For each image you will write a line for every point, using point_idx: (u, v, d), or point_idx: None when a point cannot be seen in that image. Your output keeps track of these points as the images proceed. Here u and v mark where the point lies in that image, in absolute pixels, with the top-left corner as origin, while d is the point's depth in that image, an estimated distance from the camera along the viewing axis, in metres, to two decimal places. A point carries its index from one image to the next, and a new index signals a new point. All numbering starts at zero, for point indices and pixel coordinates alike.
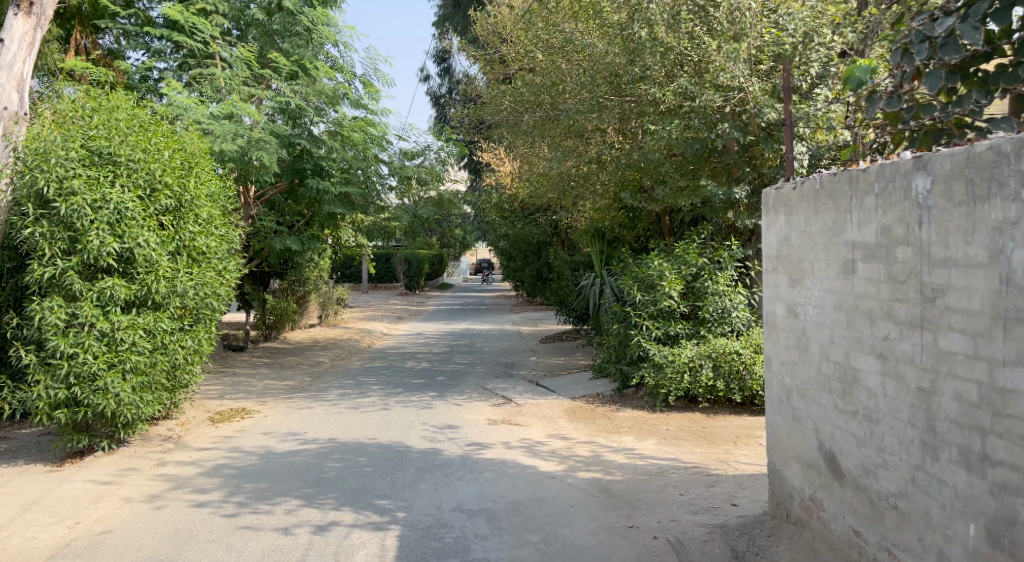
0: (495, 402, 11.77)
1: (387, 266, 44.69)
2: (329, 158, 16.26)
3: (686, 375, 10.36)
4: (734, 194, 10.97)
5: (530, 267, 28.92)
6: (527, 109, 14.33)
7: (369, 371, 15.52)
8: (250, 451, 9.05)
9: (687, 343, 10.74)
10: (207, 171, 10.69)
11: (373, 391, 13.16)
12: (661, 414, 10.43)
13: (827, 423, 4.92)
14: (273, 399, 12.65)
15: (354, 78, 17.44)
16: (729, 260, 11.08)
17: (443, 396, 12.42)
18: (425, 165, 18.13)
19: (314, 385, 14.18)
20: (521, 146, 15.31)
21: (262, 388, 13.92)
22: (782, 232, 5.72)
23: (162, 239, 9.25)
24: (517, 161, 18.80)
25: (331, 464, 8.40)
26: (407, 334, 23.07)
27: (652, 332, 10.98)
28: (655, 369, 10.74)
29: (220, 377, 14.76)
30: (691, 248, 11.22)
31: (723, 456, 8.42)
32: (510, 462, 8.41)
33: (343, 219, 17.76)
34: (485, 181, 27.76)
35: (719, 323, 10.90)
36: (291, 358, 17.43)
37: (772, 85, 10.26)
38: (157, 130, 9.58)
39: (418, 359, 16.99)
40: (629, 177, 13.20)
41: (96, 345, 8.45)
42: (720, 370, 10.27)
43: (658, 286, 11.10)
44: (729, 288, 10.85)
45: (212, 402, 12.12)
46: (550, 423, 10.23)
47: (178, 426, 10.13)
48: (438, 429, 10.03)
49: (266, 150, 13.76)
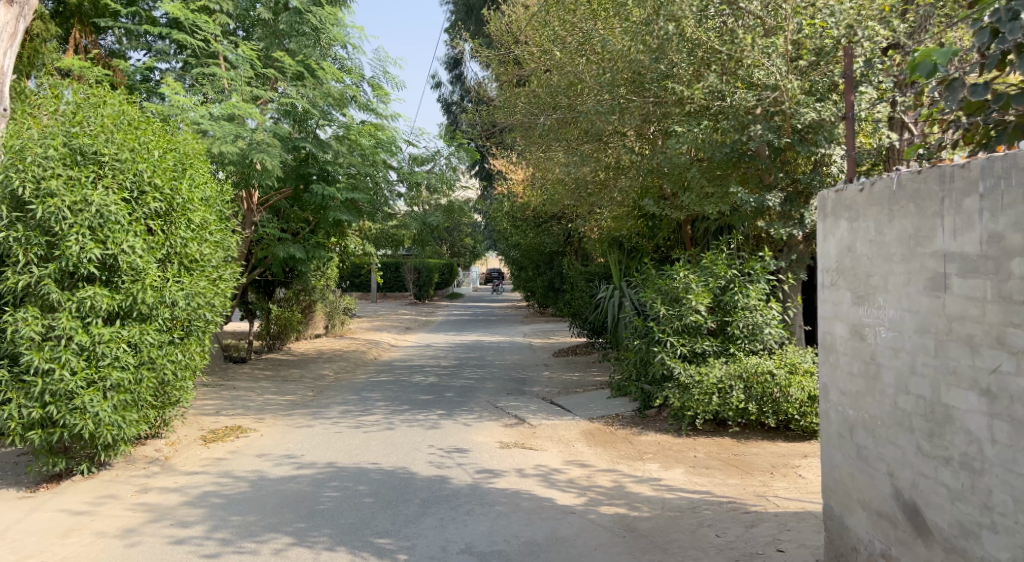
0: (507, 422, 11.02)
1: (396, 275, 43.99)
2: (336, 163, 15.59)
3: (715, 397, 9.61)
4: (767, 202, 10.20)
5: (542, 277, 28.20)
6: (543, 112, 13.61)
7: (375, 386, 14.80)
8: (242, 476, 8.31)
9: (715, 362, 9.98)
10: (203, 173, 9.95)
11: (377, 408, 12.41)
12: (688, 438, 9.65)
13: (904, 467, 4.22)
14: (272, 416, 11.92)
15: (362, 81, 16.77)
16: (761, 272, 10.34)
17: (451, 415, 11.65)
18: (436, 171, 17.44)
19: (317, 400, 13.46)
20: (537, 152, 14.55)
21: (261, 404, 13.18)
22: (842, 240, 4.98)
23: (149, 246, 8.52)
24: (532, 167, 18.08)
25: (328, 493, 7.65)
26: (415, 346, 22.32)
27: (677, 349, 10.21)
28: (680, 390, 10.00)
29: (218, 391, 14.02)
30: (719, 259, 10.48)
31: (760, 490, 7.66)
32: (525, 494, 7.65)
33: (350, 226, 17.09)
34: (497, 189, 27.08)
35: (749, 340, 10.23)
36: (293, 371, 16.71)
37: (810, 83, 9.51)
38: (146, 127, 8.86)
39: (426, 374, 16.24)
40: (652, 184, 12.42)
41: (75, 360, 7.72)
42: (753, 392, 9.51)
43: (684, 299, 10.33)
44: (761, 303, 10.12)
45: (206, 419, 11.38)
46: (568, 448, 9.47)
47: (167, 447, 9.40)
48: (446, 452, 9.27)
49: (268, 152, 13.04)
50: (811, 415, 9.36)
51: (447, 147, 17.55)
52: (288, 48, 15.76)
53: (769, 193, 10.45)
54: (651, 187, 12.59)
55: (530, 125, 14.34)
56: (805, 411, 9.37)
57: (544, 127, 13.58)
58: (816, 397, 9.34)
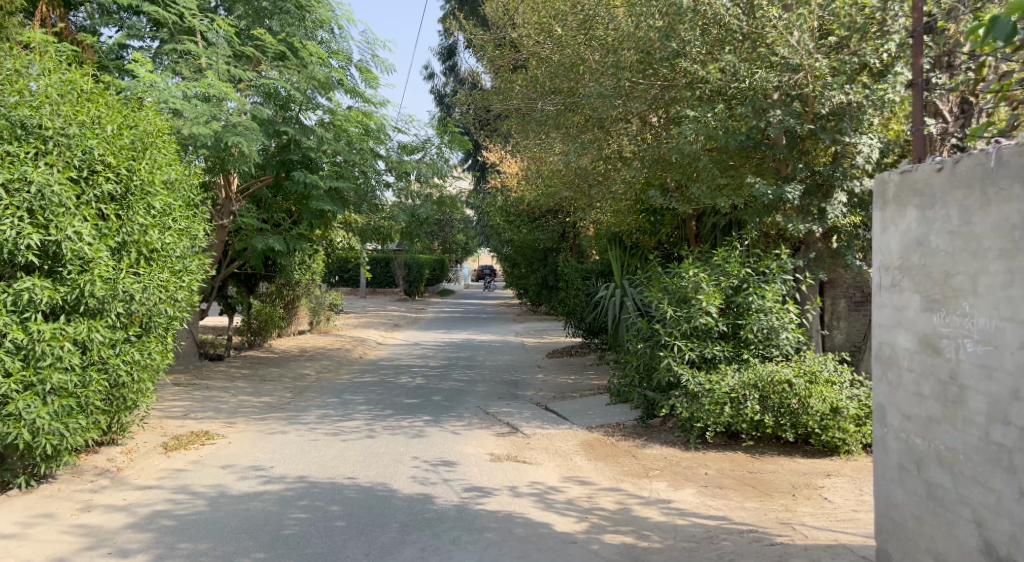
0: (499, 431, 10.14)
1: (387, 271, 43.08)
2: (319, 150, 14.64)
3: (728, 408, 8.74)
4: (786, 194, 9.33)
5: (536, 274, 27.31)
6: (544, 96, 12.76)
7: (357, 387, 13.88)
8: (200, 491, 7.41)
9: (727, 369, 9.13)
10: (167, 156, 9.00)
11: (359, 412, 11.51)
12: (697, 453, 8.79)
13: (1004, 515, 3.44)
14: (243, 421, 10.99)
15: (350, 64, 15.83)
16: (777, 272, 9.49)
17: (438, 422, 10.74)
18: (426, 161, 16.55)
19: (294, 403, 12.53)
20: (534, 140, 13.67)
21: (234, 406, 12.25)
22: (906, 232, 4.16)
23: (100, 232, 7.59)
24: (527, 159, 17.21)
25: (295, 514, 6.77)
26: (403, 344, 21.41)
27: (685, 354, 9.36)
28: (689, 398, 9.15)
29: (189, 391, 13.09)
30: (732, 257, 9.64)
31: (783, 516, 6.79)
32: (518, 517, 6.77)
33: (334, 217, 16.14)
34: (491, 183, 26.20)
35: (763, 345, 9.38)
36: (273, 370, 15.77)
37: (840, 62, 8.65)
38: (97, 99, 7.94)
39: (413, 375, 15.34)
40: (658, 175, 11.55)
41: (9, 361, 6.75)
42: (770, 403, 8.65)
43: (693, 300, 9.47)
44: (777, 305, 9.27)
45: (171, 423, 10.45)
46: (565, 462, 8.60)
47: (121, 456, 8.46)
48: (431, 466, 8.38)
49: (245, 135, 12.08)
50: (833, 429, 8.47)
51: (438, 136, 16.69)
52: (270, 26, 14.79)
53: (788, 184, 9.59)
54: (657, 178, 11.71)
55: (528, 110, 13.48)
56: (826, 424, 8.48)
57: (543, 112, 12.71)
58: (839, 410, 8.47)
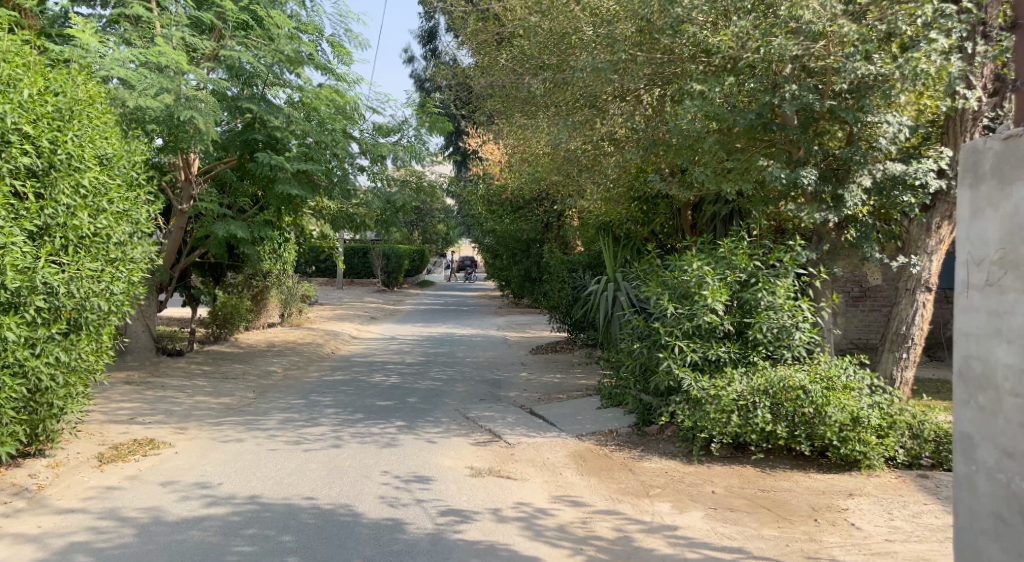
0: (479, 439, 9.15)
1: (365, 261, 41.96)
2: (285, 129, 13.55)
3: (735, 416, 7.79)
4: (801, 179, 8.41)
5: (518, 266, 26.31)
6: (529, 72, 11.80)
7: (326, 387, 12.83)
8: (131, 516, 6.38)
9: (734, 373, 8.18)
10: (101, 128, 8.05)
11: (326, 416, 10.47)
12: (700, 467, 7.83)
13: None
14: (196, 425, 9.94)
15: (321, 38, 14.76)
16: (790, 265, 8.57)
17: (413, 428, 9.73)
18: (403, 143, 15.48)
19: (255, 404, 11.47)
20: (520, 121, 12.68)
21: (189, 407, 11.17)
22: (1013, 216, 3.80)
23: (14, 213, 6.59)
24: (512, 143, 16.22)
25: (238, 546, 5.76)
26: (379, 338, 20.33)
27: (688, 356, 8.42)
28: (691, 404, 8.22)
29: (141, 391, 11.99)
30: (739, 248, 8.71)
31: (808, 548, 5.85)
32: (501, 550, 5.77)
33: (304, 203, 15.03)
34: (473, 170, 25.19)
35: (774, 347, 8.44)
36: (236, 367, 14.67)
37: (867, 28, 7.72)
38: (13, 59, 6.99)
39: (388, 373, 14.29)
40: (655, 157, 10.61)
41: None
42: (783, 410, 7.69)
43: (696, 295, 8.54)
44: (790, 302, 8.34)
45: (114, 429, 9.39)
46: (555, 479, 7.64)
47: (46, 471, 7.43)
48: (402, 483, 7.39)
49: (203, 111, 10.98)
50: (853, 441, 7.49)
51: (416, 118, 15.66)
52: None
53: (802, 168, 8.66)
54: (655, 161, 10.76)
55: (514, 87, 12.51)
56: (846, 435, 7.50)
57: (529, 91, 11.74)
58: (860, 420, 7.50)
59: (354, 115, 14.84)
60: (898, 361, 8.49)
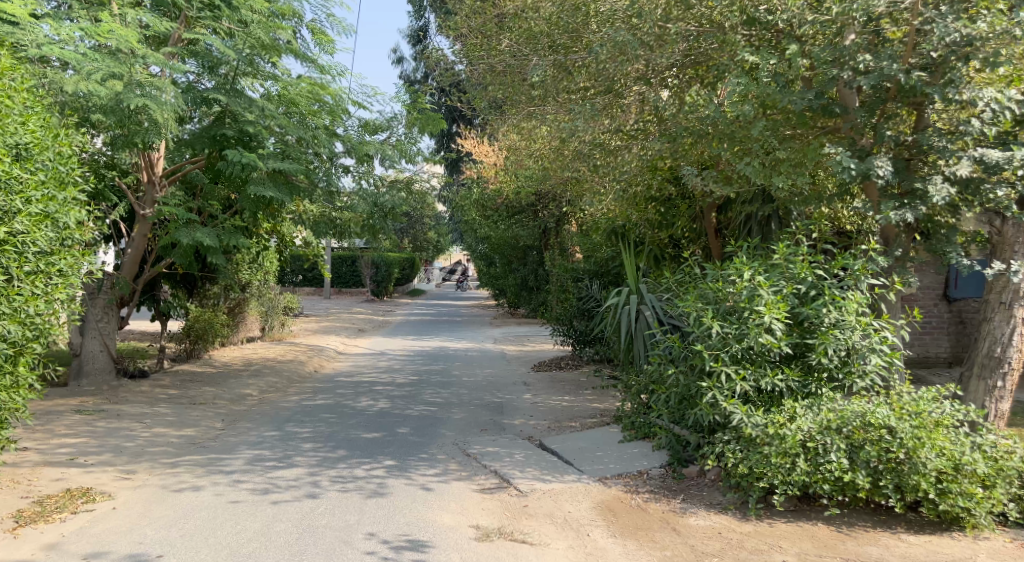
0: (485, 485, 7.62)
1: (353, 270, 40.29)
2: (259, 123, 12.04)
3: (802, 462, 6.34)
4: (873, 170, 7.02)
5: (515, 274, 24.77)
6: (537, 51, 10.38)
7: (305, 415, 11.25)
8: None
9: (796, 406, 6.73)
10: (11, 110, 6.52)
11: (302, 454, 8.89)
12: (762, 525, 6.34)
13: None
14: (148, 465, 8.36)
15: (300, 24, 13.30)
16: (861, 274, 7.10)
17: (404, 470, 8.19)
18: (391, 142, 14.01)
19: (222, 437, 9.88)
20: (525, 111, 11.20)
21: (144, 441, 9.58)
22: None
23: None
24: (511, 140, 14.70)
25: None
26: (367, 354, 18.73)
27: (737, 386, 6.93)
28: (743, 445, 6.74)
29: (91, 422, 10.38)
30: (797, 254, 7.27)
31: None
32: None
33: (282, 206, 13.49)
34: (467, 173, 23.69)
35: (842, 373, 6.99)
36: (206, 390, 13.07)
37: None
38: None
39: (376, 396, 12.72)
40: (686, 149, 9.14)
41: None
42: (864, 455, 6.23)
43: (747, 311, 7.07)
44: (863, 320, 6.86)
45: (46, 475, 7.80)
46: (581, 543, 6.14)
47: None
48: (392, 552, 5.88)
49: (158, 99, 9.45)
50: (954, 494, 6.04)
51: (405, 113, 14.18)
52: None
53: (874, 157, 7.23)
54: (683, 154, 9.29)
55: (519, 72, 11.02)
56: (944, 487, 6.06)
57: (536, 76, 10.27)
58: (961, 467, 6.07)
59: (337, 110, 13.35)
60: (992, 391, 7.07)
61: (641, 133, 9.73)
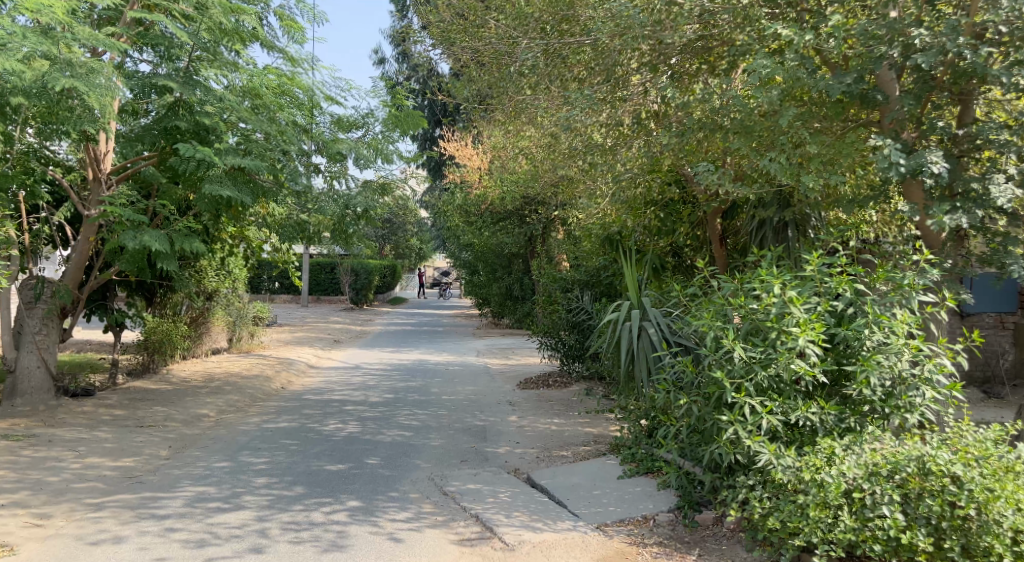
0: (464, 534, 6.46)
1: (332, 277, 39.05)
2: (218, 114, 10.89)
3: (846, 516, 5.24)
4: (924, 165, 5.96)
5: (498, 283, 23.63)
6: (528, 36, 9.30)
7: (264, 441, 10.05)
8: None
9: (836, 447, 5.63)
10: None
11: (253, 491, 7.69)
12: None
13: None
14: (69, 506, 7.14)
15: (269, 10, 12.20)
16: (909, 290, 6.00)
17: (370, 513, 7.02)
18: (366, 140, 12.82)
19: (164, 469, 8.66)
20: (512, 104, 10.11)
21: (73, 473, 8.34)
22: None
23: None
24: (497, 139, 13.64)
25: None
26: (340, 368, 17.52)
27: (764, 421, 5.81)
28: (772, 493, 5.63)
29: (17, 450, 9.12)
30: (833, 265, 6.18)
31: None
32: None
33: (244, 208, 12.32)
34: (450, 177, 22.62)
35: (887, 407, 5.90)
36: (158, 409, 11.82)
37: None
38: None
39: (345, 418, 11.52)
40: (695, 146, 8.05)
41: None
42: (924, 509, 5.14)
43: (777, 333, 5.97)
44: (914, 344, 5.78)
45: None
46: None
47: None
48: None
49: (89, 82, 8.23)
50: None
51: (381, 108, 12.99)
52: None
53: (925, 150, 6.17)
54: (691, 151, 8.25)
55: (507, 61, 9.95)
56: None
57: (524, 63, 9.21)
58: None
59: (308, 105, 12.26)
60: None
61: (642, 128, 8.67)
